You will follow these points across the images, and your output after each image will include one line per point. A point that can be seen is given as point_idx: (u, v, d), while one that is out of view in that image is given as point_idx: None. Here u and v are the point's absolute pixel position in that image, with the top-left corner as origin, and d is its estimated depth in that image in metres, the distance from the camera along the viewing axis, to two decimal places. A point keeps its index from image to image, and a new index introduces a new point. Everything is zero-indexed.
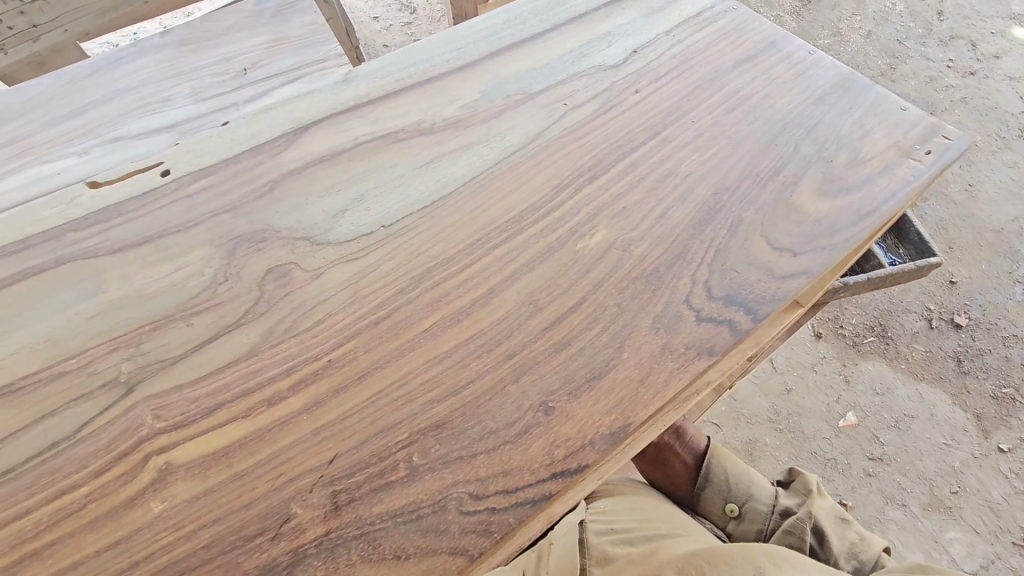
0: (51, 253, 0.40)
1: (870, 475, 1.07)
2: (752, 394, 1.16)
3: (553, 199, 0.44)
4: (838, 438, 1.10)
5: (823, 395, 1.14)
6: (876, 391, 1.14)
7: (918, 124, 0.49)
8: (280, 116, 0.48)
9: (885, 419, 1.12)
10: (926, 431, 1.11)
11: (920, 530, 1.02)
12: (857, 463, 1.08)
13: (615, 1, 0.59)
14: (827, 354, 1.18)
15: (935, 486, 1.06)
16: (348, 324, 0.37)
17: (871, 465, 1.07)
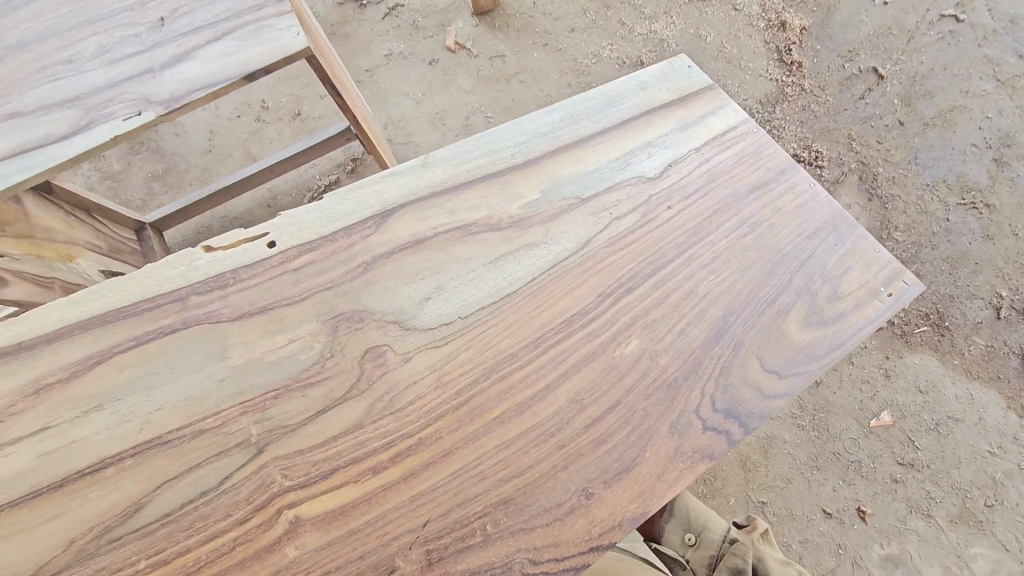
0: (179, 314, 0.47)
1: (896, 481, 1.10)
2: None
3: (598, 306, 0.53)
4: (867, 438, 1.13)
5: (857, 392, 1.17)
6: (919, 389, 1.16)
7: (885, 267, 0.61)
8: (372, 196, 0.56)
9: (925, 421, 1.14)
10: (969, 438, 1.12)
11: (942, 542, 1.06)
12: (884, 467, 1.11)
13: (657, 109, 0.68)
14: (868, 346, 1.20)
15: (967, 497, 1.08)
16: (434, 407, 0.46)
17: (899, 470, 1.11)
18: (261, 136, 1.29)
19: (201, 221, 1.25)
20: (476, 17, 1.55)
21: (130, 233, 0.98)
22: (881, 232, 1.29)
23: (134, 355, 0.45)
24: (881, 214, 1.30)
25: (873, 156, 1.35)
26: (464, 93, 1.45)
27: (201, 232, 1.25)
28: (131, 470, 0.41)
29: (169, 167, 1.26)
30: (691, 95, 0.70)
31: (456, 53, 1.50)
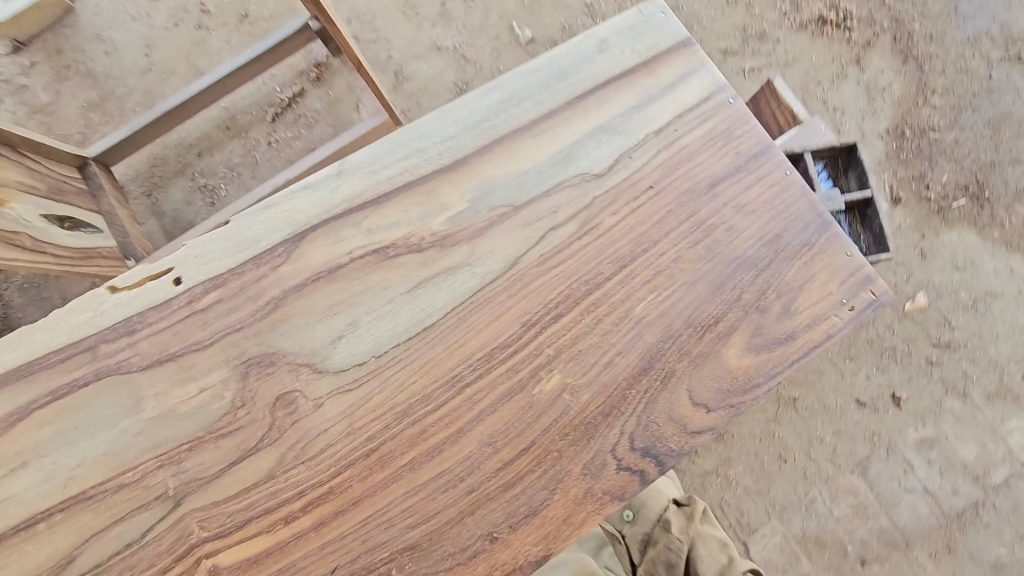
0: (90, 365, 0.47)
1: (932, 363, 1.14)
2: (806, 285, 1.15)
3: (520, 337, 0.51)
4: (903, 325, 1.15)
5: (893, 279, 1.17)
6: (958, 267, 1.16)
7: (854, 272, 0.56)
8: (280, 216, 0.51)
9: (964, 301, 1.15)
10: (1007, 313, 1.15)
11: (978, 419, 1.12)
12: (920, 351, 1.15)
13: (616, 78, 0.59)
14: (903, 225, 1.18)
15: (1005, 373, 1.13)
16: (345, 455, 0.47)
17: (935, 353, 1.14)
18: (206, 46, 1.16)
19: (151, 150, 1.18)
20: None
21: (73, 170, 0.85)
22: (916, 98, 1.21)
23: (52, 411, 0.46)
24: (917, 76, 1.21)
25: (906, 11, 1.24)
26: None
27: (155, 159, 1.17)
28: (61, 525, 0.44)
29: (106, 93, 1.13)
30: (658, 56, 0.60)
31: None
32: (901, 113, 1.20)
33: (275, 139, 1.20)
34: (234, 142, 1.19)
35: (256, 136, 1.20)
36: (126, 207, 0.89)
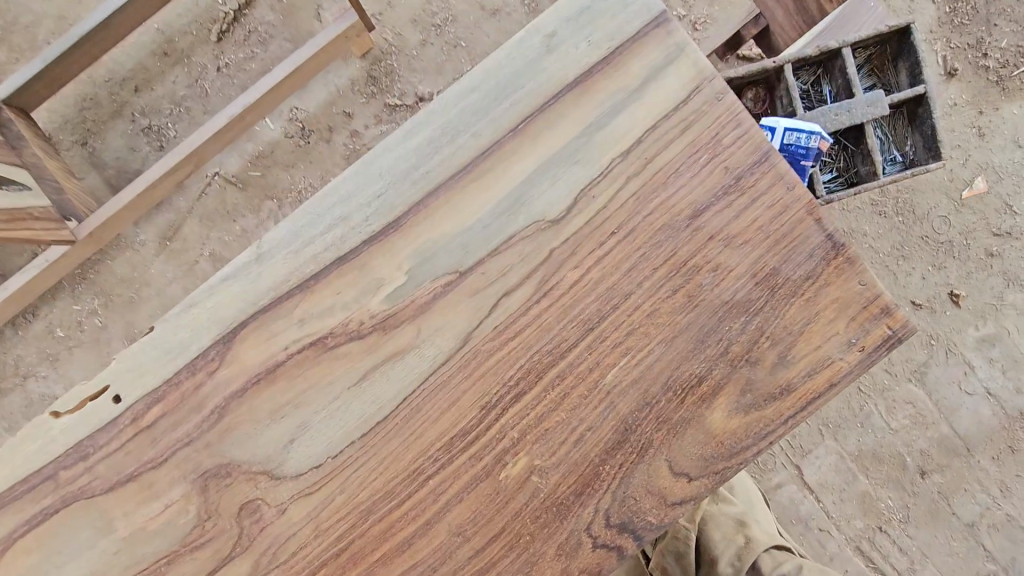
0: (56, 493, 0.47)
1: (993, 253, 1.50)
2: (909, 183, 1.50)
3: (480, 422, 0.47)
4: (962, 213, 1.50)
5: (950, 166, 1.50)
6: (1018, 144, 1.49)
7: (871, 302, 0.47)
8: (205, 315, 0.47)
9: None
10: None
11: None
12: (984, 244, 1.50)
13: (572, 85, 0.47)
14: (958, 102, 1.49)
15: None
16: (317, 556, 0.47)
17: (998, 241, 1.51)
18: None
19: (80, 90, 1.41)
20: None
21: None
22: None
23: (34, 538, 0.47)
24: None
25: None
26: None
27: (99, 92, 1.41)
28: None
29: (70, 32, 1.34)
30: (623, 43, 0.48)
31: None
32: None
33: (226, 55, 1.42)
34: (176, 67, 1.41)
35: (206, 55, 1.41)
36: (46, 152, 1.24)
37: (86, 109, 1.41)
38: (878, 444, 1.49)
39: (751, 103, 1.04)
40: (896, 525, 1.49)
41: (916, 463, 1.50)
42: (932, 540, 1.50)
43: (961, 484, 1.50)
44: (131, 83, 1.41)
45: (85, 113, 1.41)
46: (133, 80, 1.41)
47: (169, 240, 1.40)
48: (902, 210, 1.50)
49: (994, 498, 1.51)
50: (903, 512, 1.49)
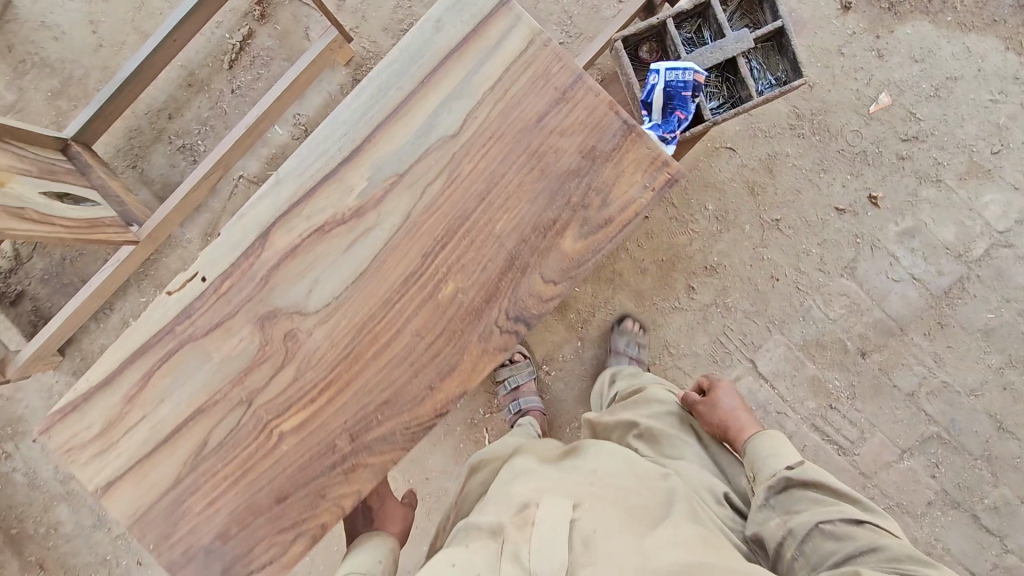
0: (174, 341, 0.78)
1: (904, 157, 1.73)
2: (824, 107, 1.72)
3: (422, 266, 0.76)
4: (874, 125, 1.72)
5: (857, 86, 1.72)
6: (916, 59, 1.71)
7: (656, 160, 0.74)
8: (249, 222, 0.77)
9: (927, 92, 1.72)
10: (970, 93, 1.71)
11: (954, 200, 1.72)
12: (896, 150, 1.73)
13: (455, 50, 0.76)
14: (857, 31, 1.71)
15: (973, 152, 1.72)
16: (334, 358, 0.77)
17: (908, 145, 1.72)
18: (149, 8, 1.69)
19: (126, 123, 1.75)
20: None
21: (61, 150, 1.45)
22: None
23: (164, 370, 0.78)
24: None
25: None
26: None
27: (140, 122, 1.75)
28: (193, 426, 0.78)
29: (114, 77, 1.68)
30: (484, 19, 0.76)
31: None
32: None
33: (238, 78, 1.74)
34: (199, 94, 1.74)
35: (223, 81, 1.74)
36: (107, 173, 1.58)
37: (132, 137, 1.75)
38: (820, 332, 1.74)
39: (648, 55, 1.29)
40: (844, 402, 1.74)
41: (857, 346, 1.74)
42: (878, 410, 1.74)
43: (898, 361, 1.73)
44: (165, 112, 1.75)
45: (132, 141, 1.75)
46: (166, 110, 1.75)
47: (211, 234, 1.73)
48: (817, 128, 1.73)
49: (930, 368, 1.73)
50: (849, 390, 1.74)
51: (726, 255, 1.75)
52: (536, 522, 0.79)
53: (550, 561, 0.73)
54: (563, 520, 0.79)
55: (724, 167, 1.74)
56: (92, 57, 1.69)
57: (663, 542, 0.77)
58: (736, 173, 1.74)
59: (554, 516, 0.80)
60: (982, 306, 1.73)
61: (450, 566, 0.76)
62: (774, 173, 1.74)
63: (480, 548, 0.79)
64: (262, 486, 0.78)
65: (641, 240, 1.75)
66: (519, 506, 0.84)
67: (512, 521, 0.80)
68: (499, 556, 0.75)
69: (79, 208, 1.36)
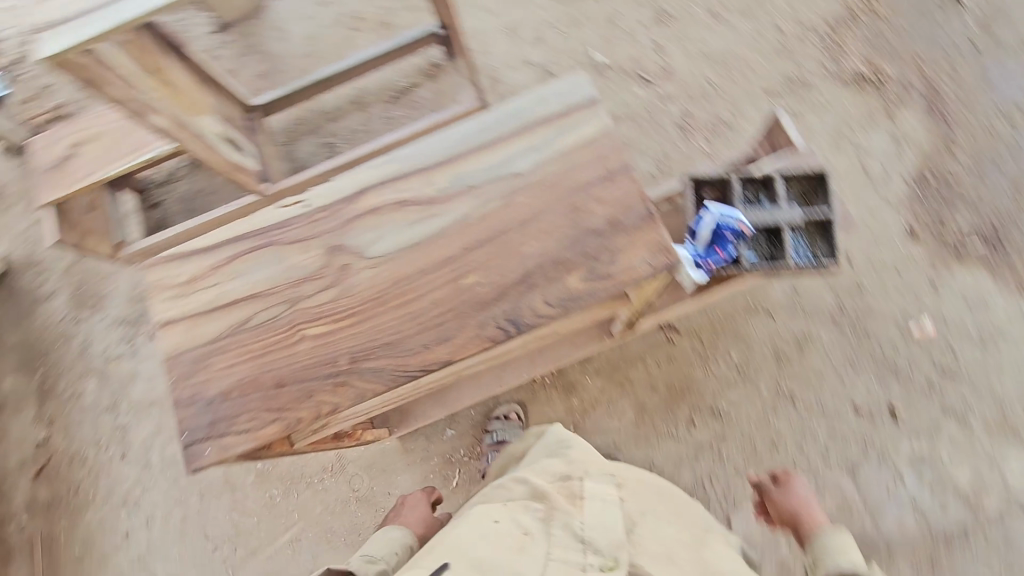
0: (263, 241, 1.03)
1: (935, 386, 1.78)
2: (870, 311, 1.83)
3: (457, 255, 0.97)
4: (912, 345, 1.80)
5: (905, 305, 1.83)
6: (968, 303, 1.81)
7: (660, 247, 0.93)
8: (355, 180, 1.04)
9: (973, 336, 1.79)
10: (1015, 352, 1.77)
11: (975, 446, 1.73)
12: (927, 376, 1.78)
13: (546, 119, 1.01)
14: (919, 258, 1.85)
15: (1005, 407, 1.74)
16: (366, 296, 0.98)
17: (941, 375, 1.78)
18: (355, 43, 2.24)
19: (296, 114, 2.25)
20: None
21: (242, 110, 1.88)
22: (943, 152, 1.92)
23: (246, 257, 1.02)
24: (944, 134, 1.94)
25: (935, 93, 1.97)
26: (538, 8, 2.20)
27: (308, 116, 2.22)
28: (244, 305, 1.00)
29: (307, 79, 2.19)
30: (574, 105, 1.01)
31: None
32: (926, 162, 1.92)
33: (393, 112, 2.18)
34: (359, 113, 2.19)
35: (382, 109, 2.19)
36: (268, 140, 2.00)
37: (298, 124, 2.20)
38: None
39: (709, 199, 1.49)
40: None
41: None
42: None
43: None
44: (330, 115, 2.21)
45: (295, 127, 2.20)
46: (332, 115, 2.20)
47: None
48: (856, 326, 1.82)
49: None
50: None
51: (734, 406, 1.82)
52: (583, 499, 1.02)
53: (600, 529, 0.96)
54: (605, 502, 1.02)
55: (761, 329, 1.84)
56: (302, 60, 2.23)
57: (701, 550, 1.03)
58: (768, 338, 1.84)
59: (598, 499, 1.02)
60: (980, 565, 1.67)
61: (494, 521, 0.97)
62: (803, 351, 1.82)
63: (526, 510, 1.01)
64: (269, 369, 0.96)
65: (661, 361, 1.85)
66: (560, 482, 1.07)
67: (561, 494, 1.03)
68: (547, 519, 0.99)
69: (235, 153, 1.71)
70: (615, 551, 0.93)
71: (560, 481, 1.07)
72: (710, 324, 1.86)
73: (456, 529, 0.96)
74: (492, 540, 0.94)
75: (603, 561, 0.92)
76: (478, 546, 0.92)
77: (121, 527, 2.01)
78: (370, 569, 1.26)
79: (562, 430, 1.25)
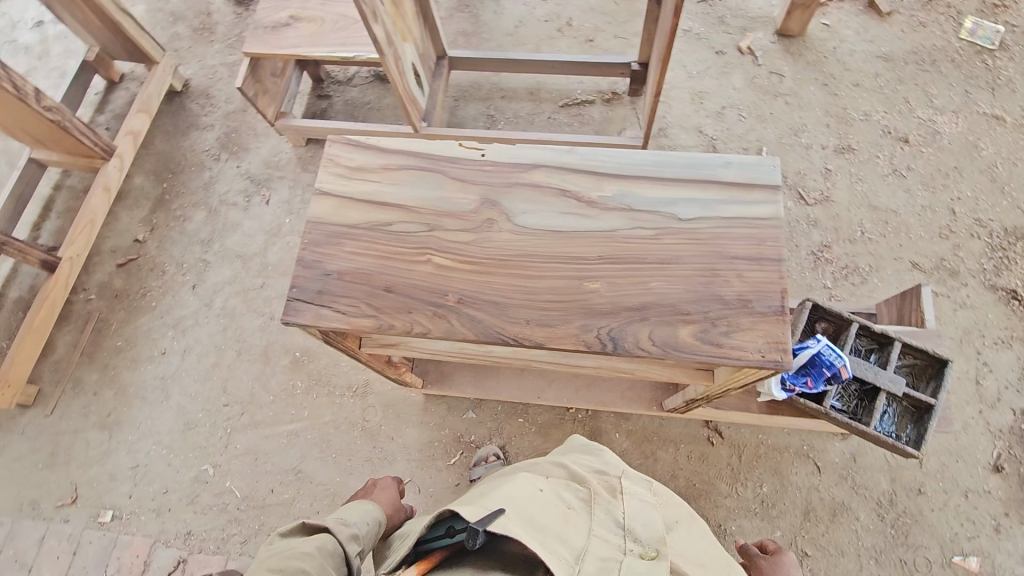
0: (432, 167, 1.12)
1: None
2: (920, 517, 1.73)
3: (589, 259, 1.01)
4: None
5: (959, 531, 1.71)
6: None
7: (780, 345, 0.91)
8: (533, 154, 1.11)
9: None
10: None
11: None
12: None
13: (725, 183, 1.03)
14: (993, 493, 1.73)
15: None
16: (495, 253, 1.03)
17: None
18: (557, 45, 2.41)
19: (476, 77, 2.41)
20: (776, 34, 2.36)
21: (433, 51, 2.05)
22: None
23: (412, 173, 1.11)
24: None
25: None
26: (733, 88, 2.29)
27: None
28: (391, 209, 1.09)
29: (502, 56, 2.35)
30: (758, 183, 1.02)
31: (743, 54, 2.33)
32: None
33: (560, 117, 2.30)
34: None
35: None
36: None
37: None
38: None
39: (819, 331, 1.44)
40: None
41: None
42: None
43: None
44: None
45: None
46: None
47: None
48: (898, 525, 1.72)
49: None
50: None
51: (741, 534, 1.73)
52: (623, 492, 1.03)
53: (641, 521, 0.97)
54: (645, 501, 1.02)
55: (801, 476, 1.78)
56: None
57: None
58: (805, 490, 1.76)
59: (638, 495, 1.03)
60: None
61: (539, 489, 1.03)
62: (833, 520, 1.74)
63: (566, 489, 1.06)
64: (385, 272, 1.04)
65: (692, 455, 1.82)
66: (597, 476, 1.09)
67: (601, 485, 1.06)
68: (589, 501, 1.02)
69: None
70: (656, 544, 0.92)
71: (599, 475, 1.09)
72: (755, 446, 1.81)
73: (508, 485, 1.02)
74: (538, 504, 0.97)
75: (642, 550, 0.91)
76: (528, 506, 0.97)
77: (161, 343, 2.16)
78: (343, 532, 1.16)
79: (582, 439, 1.29)
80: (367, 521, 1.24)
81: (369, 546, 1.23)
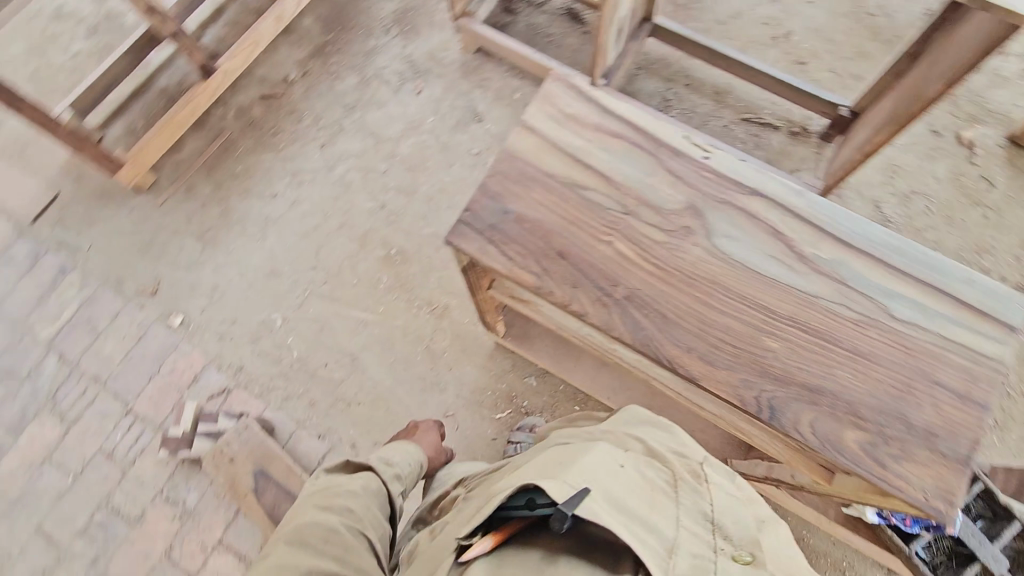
0: (652, 150, 1.04)
1: None
2: None
3: (781, 316, 0.94)
4: None
5: None
6: None
7: (946, 493, 0.85)
8: (762, 181, 1.02)
9: None
10: None
11: None
12: None
13: (955, 301, 0.94)
14: None
15: None
16: (686, 267, 0.97)
17: None
18: None
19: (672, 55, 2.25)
20: (1007, 138, 2.09)
21: None
22: None
23: (628, 148, 1.04)
24: None
25: None
26: (933, 176, 2.06)
27: None
28: (594, 175, 1.01)
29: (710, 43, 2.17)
30: (990, 316, 0.93)
31: (959, 145, 2.09)
32: None
33: None
34: None
35: None
36: None
37: None
38: None
39: None
40: None
41: None
42: None
43: None
44: None
45: None
46: None
47: None
48: None
49: None
50: None
51: None
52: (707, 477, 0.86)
53: (733, 516, 0.80)
54: (732, 490, 0.84)
55: None
56: None
57: None
58: None
59: (726, 483, 0.85)
60: None
61: (620, 465, 0.87)
62: None
63: (647, 468, 0.90)
64: (567, 236, 0.98)
65: None
66: (678, 456, 0.92)
67: (683, 467, 0.89)
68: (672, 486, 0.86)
69: None
70: (753, 547, 0.76)
71: (679, 456, 0.92)
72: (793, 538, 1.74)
73: (582, 456, 0.88)
74: (621, 482, 0.83)
75: (736, 552, 0.75)
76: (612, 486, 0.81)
77: (275, 186, 2.19)
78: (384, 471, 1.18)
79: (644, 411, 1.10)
80: (410, 462, 1.25)
81: (410, 486, 1.25)
